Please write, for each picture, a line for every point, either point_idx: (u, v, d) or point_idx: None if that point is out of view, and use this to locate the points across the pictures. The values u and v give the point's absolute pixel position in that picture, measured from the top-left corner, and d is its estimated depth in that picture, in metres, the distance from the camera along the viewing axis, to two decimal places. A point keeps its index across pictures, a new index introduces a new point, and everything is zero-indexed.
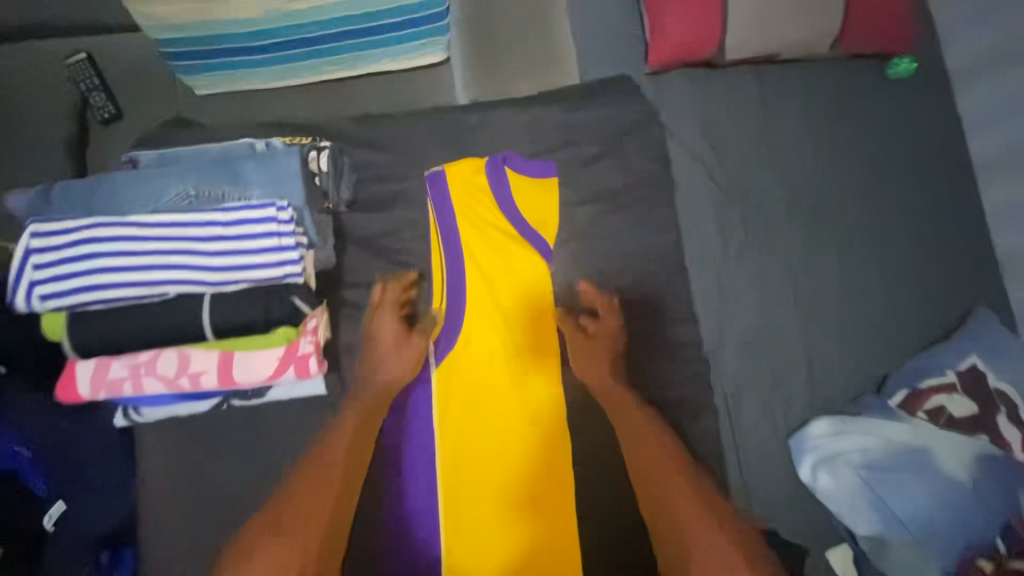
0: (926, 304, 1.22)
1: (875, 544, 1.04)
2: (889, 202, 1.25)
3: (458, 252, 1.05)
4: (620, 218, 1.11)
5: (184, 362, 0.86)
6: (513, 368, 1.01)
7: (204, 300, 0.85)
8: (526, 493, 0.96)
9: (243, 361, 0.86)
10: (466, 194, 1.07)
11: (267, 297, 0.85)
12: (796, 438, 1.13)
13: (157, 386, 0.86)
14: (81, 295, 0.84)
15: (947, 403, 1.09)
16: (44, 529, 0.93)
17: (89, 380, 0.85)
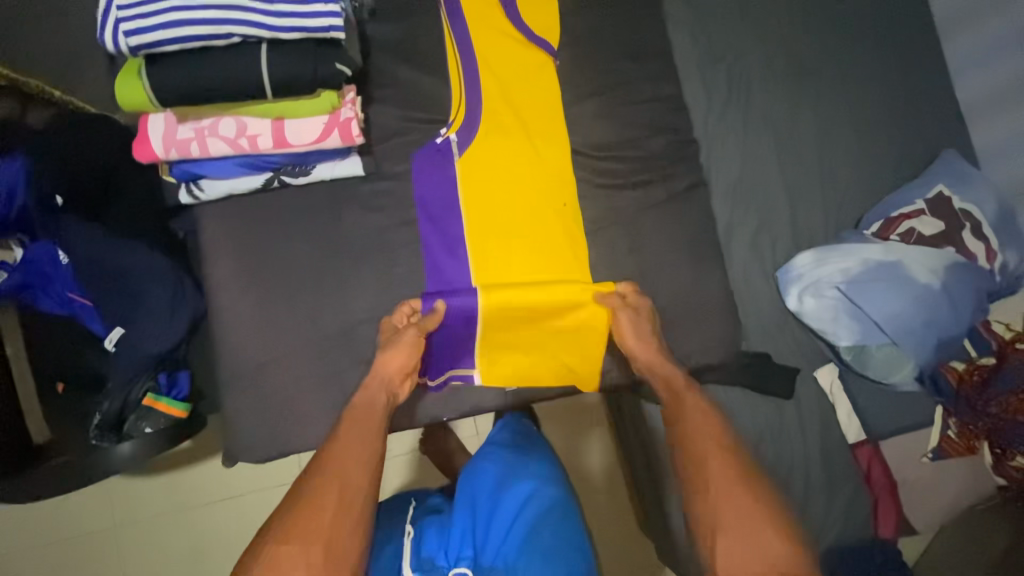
0: (895, 148, 1.33)
1: (856, 352, 1.17)
2: (859, 59, 1.36)
3: (473, 63, 1.06)
4: (614, 48, 1.13)
5: (242, 124, 0.86)
6: (532, 168, 1.06)
7: (262, 51, 0.76)
8: (556, 283, 1.04)
9: (295, 124, 0.85)
10: (472, 22, 1.07)
11: (309, 59, 0.77)
12: (782, 271, 1.22)
13: (223, 148, 0.87)
14: (159, 35, 0.74)
15: (918, 225, 1.21)
16: (108, 349, 0.95)
17: (161, 139, 0.85)
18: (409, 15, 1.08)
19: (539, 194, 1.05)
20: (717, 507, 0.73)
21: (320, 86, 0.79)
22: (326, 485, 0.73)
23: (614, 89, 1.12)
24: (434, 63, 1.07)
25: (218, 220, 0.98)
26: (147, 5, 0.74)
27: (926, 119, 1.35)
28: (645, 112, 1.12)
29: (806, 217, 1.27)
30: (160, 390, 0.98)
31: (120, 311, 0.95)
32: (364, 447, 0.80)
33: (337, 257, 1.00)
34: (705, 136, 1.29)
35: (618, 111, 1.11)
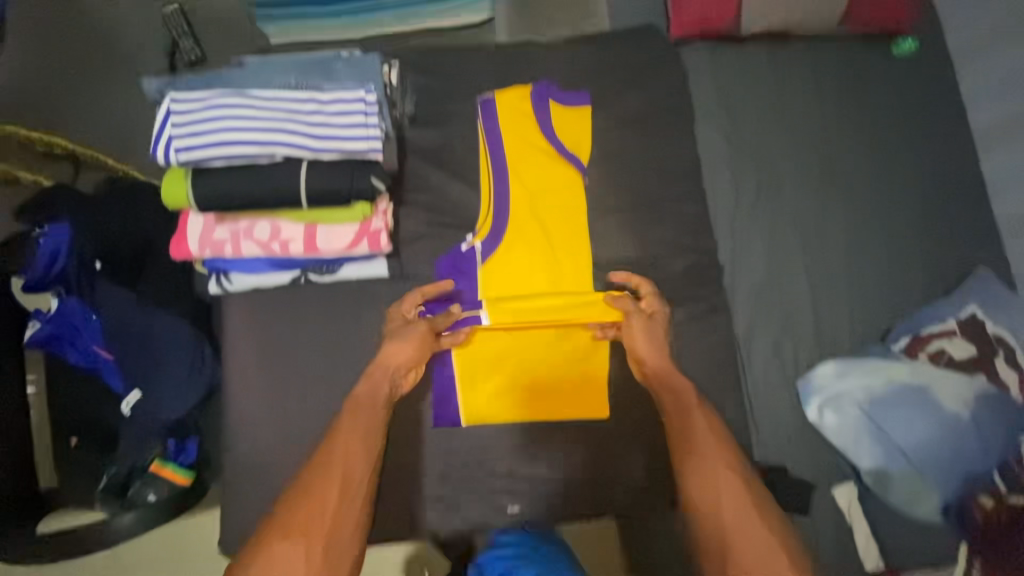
0: (925, 261, 1.31)
1: (877, 477, 1.11)
2: (892, 168, 1.35)
3: (504, 174, 1.08)
4: (644, 157, 1.17)
5: (275, 230, 0.88)
6: (551, 273, 1.06)
7: (301, 167, 0.80)
8: (570, 374, 1.08)
9: (325, 231, 0.87)
10: (504, 127, 1.10)
11: (348, 173, 0.80)
12: (803, 379, 1.19)
13: (254, 250, 0.89)
14: (209, 152, 0.80)
15: (947, 346, 1.17)
16: (122, 413, 0.97)
17: (196, 241, 0.88)
18: (448, 115, 1.14)
19: (559, 295, 1.07)
20: (731, 530, 0.81)
21: (354, 199, 0.81)
22: (327, 483, 0.81)
23: (639, 199, 1.16)
24: (468, 164, 1.13)
25: (241, 309, 1.00)
26: (201, 125, 0.80)
27: (960, 233, 1.33)
28: (666, 226, 1.16)
29: (830, 325, 1.25)
30: (168, 456, 1.00)
31: (141, 373, 0.97)
32: (363, 459, 0.85)
33: (356, 335, 1.01)
34: (730, 237, 1.28)
35: (640, 222, 1.15)
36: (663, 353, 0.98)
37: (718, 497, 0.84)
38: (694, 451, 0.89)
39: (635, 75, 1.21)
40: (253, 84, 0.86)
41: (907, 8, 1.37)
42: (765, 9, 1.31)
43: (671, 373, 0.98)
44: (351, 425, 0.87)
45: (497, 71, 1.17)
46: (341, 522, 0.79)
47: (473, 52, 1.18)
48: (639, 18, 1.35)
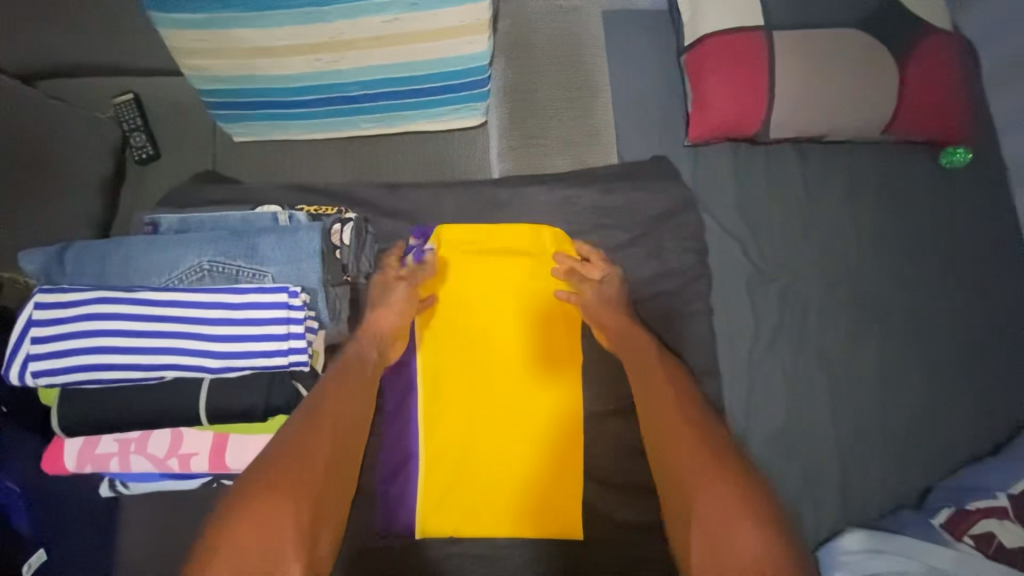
0: (970, 411, 1.14)
1: None
2: (935, 297, 1.19)
3: (462, 278, 1.02)
4: (646, 295, 1.07)
5: (176, 441, 0.78)
6: (514, 362, 0.99)
7: (203, 386, 0.74)
8: (537, 506, 0.95)
9: (236, 443, 0.78)
10: (448, 251, 1.04)
11: (266, 383, 0.75)
12: (825, 549, 1.03)
13: (145, 466, 0.77)
14: (79, 373, 0.72)
15: (997, 529, 0.97)
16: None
17: (75, 457, 0.77)
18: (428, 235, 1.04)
19: (519, 414, 0.97)
20: (690, 480, 0.69)
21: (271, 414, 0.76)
22: (319, 433, 0.72)
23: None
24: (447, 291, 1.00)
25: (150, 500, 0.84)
26: (71, 340, 0.72)
27: (1014, 377, 1.15)
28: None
29: (857, 486, 1.09)
30: None
31: (51, 531, 0.89)
32: (353, 407, 0.78)
33: None
34: (744, 373, 1.13)
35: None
36: (620, 318, 0.95)
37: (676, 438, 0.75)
38: (650, 390, 0.84)
39: (637, 207, 1.11)
40: (155, 270, 0.79)
41: (961, 117, 1.21)
42: (796, 117, 1.16)
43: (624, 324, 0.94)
44: (334, 385, 0.79)
45: (488, 190, 1.10)
46: (333, 481, 0.70)
47: (463, 184, 1.10)
48: (648, 121, 1.22)
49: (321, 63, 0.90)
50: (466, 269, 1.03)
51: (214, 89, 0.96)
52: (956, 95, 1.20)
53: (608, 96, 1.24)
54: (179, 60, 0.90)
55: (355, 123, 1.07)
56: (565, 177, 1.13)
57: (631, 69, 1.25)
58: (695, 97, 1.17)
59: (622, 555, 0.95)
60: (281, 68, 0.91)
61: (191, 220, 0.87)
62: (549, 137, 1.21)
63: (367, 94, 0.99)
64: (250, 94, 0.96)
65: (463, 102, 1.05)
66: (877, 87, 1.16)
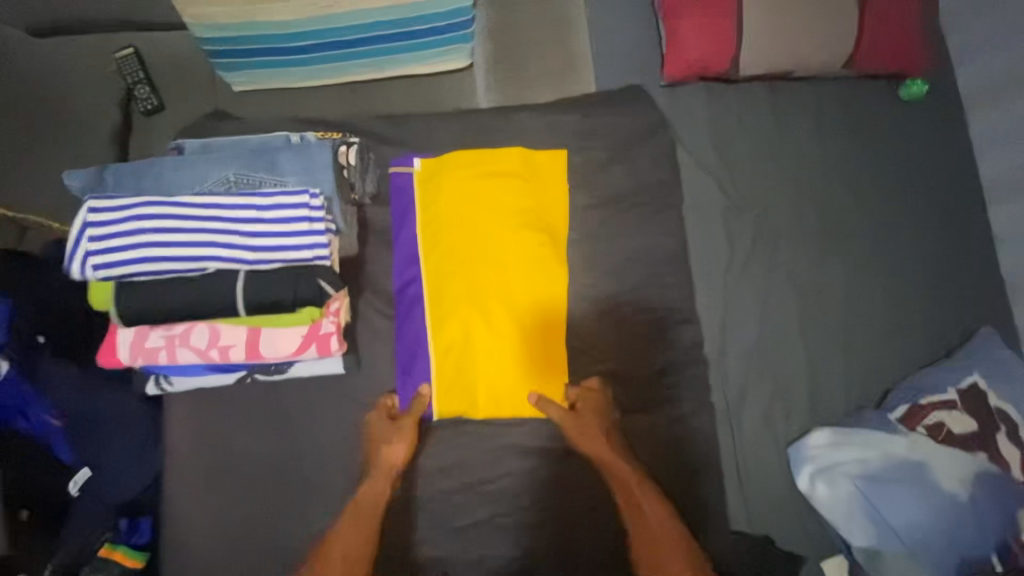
0: (930, 323, 1.24)
1: (871, 558, 1.05)
2: (896, 222, 1.28)
3: (456, 200, 1.07)
4: (627, 224, 1.15)
5: (215, 335, 0.85)
6: (507, 274, 1.05)
7: (239, 278, 0.78)
8: (543, 389, 1.05)
9: (270, 335, 0.84)
10: (444, 172, 1.09)
11: (292, 277, 0.78)
12: (795, 447, 1.14)
13: (191, 357, 0.85)
14: (131, 266, 0.76)
15: (946, 419, 1.11)
16: (67, 494, 0.95)
17: (127, 349, 0.84)
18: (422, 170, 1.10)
19: (522, 311, 1.05)
20: None
21: (300, 305, 0.79)
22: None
23: (619, 263, 1.14)
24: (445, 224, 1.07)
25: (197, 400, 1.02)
26: (121, 237, 0.76)
27: (964, 291, 1.26)
28: (646, 293, 1.14)
29: (824, 392, 1.19)
30: (117, 538, 0.98)
31: (91, 452, 0.97)
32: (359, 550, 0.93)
33: None
34: (721, 295, 1.22)
35: (619, 291, 1.13)
36: (606, 445, 1.01)
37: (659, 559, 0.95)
38: (632, 512, 0.98)
39: (616, 145, 1.18)
40: (188, 183, 0.85)
41: (917, 51, 1.29)
42: (764, 53, 1.23)
43: (609, 458, 1.01)
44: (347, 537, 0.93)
45: (477, 130, 1.16)
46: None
47: (452, 126, 1.16)
48: (626, 64, 1.29)
49: (316, 6, 0.97)
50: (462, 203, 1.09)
51: (215, 37, 1.02)
52: (912, 31, 1.28)
53: (587, 39, 1.30)
54: (179, 6, 0.96)
55: (349, 69, 1.13)
56: (548, 116, 1.18)
57: (608, 14, 1.30)
58: (669, 36, 1.24)
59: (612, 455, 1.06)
60: (279, 12, 0.97)
61: (214, 143, 0.94)
62: (533, 75, 1.27)
63: (360, 38, 1.05)
64: (249, 40, 1.03)
65: (449, 43, 1.11)
66: (839, 23, 1.23)
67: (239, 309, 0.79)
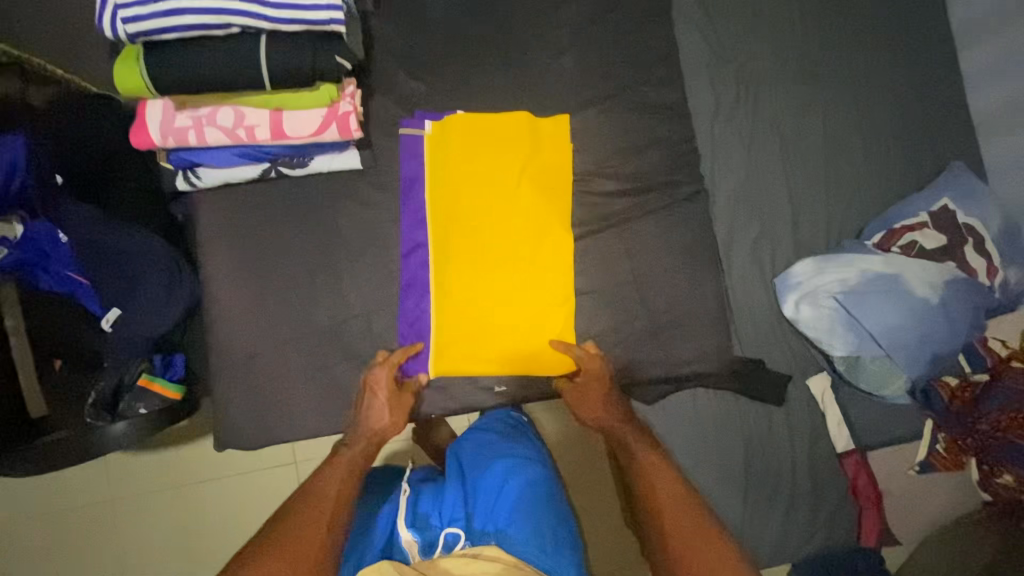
0: (904, 157, 1.31)
1: (850, 362, 1.16)
2: (872, 65, 1.33)
3: (459, 159, 1.06)
4: (625, 51, 1.14)
5: (239, 115, 0.90)
6: (506, 236, 1.06)
7: (261, 41, 0.81)
8: (522, 353, 1.06)
9: (293, 117, 0.89)
10: (455, 135, 1.06)
11: (310, 50, 0.82)
12: (782, 277, 1.22)
13: (219, 138, 0.91)
14: (158, 21, 0.79)
15: (919, 238, 1.20)
16: (101, 330, 0.96)
17: (159, 129, 0.89)
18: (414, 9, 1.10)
19: (514, 278, 1.06)
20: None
21: (320, 78, 0.84)
22: (315, 510, 0.81)
23: (616, 94, 1.13)
24: (442, 63, 1.09)
25: (214, 208, 1.00)
26: None
27: (936, 130, 1.33)
28: (650, 117, 1.13)
29: (806, 226, 1.27)
30: (155, 371, 0.98)
31: (118, 291, 0.96)
32: (343, 491, 0.87)
33: (326, 255, 1.02)
34: (709, 138, 1.28)
35: (621, 116, 1.13)
36: (602, 413, 1.01)
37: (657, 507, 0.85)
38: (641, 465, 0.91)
39: None
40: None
41: None
42: None
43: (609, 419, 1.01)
44: (332, 475, 0.89)
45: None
46: (339, 510, 0.83)
47: None
48: None
49: None
50: (455, 41, 1.10)
51: None
52: None
53: None
54: None
55: None
56: None
57: None
58: None
59: (613, 278, 1.11)
60: None
61: None
62: None
63: None
64: None
65: None
66: None
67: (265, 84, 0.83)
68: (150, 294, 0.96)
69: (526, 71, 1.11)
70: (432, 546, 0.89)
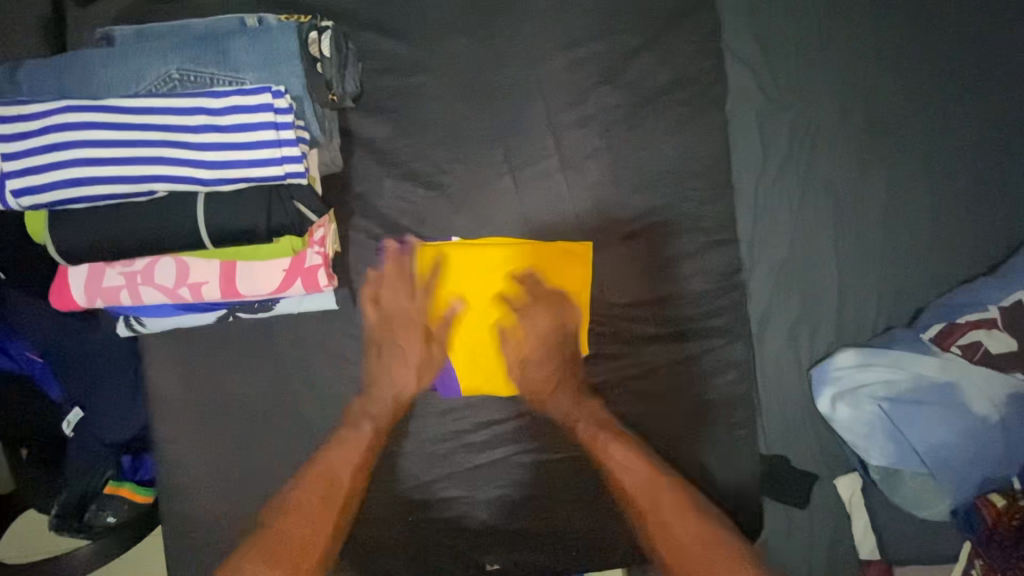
0: (978, 232, 1.14)
1: (885, 474, 1.05)
2: (954, 122, 1.13)
3: (452, 278, 0.96)
4: (656, 120, 1.02)
5: (183, 271, 0.77)
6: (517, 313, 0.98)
7: (198, 199, 0.70)
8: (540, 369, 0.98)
9: (248, 271, 0.77)
10: (448, 261, 0.96)
11: (266, 200, 0.70)
12: (818, 368, 1.09)
13: (157, 297, 0.78)
14: (62, 191, 0.68)
15: (984, 339, 1.05)
16: (63, 434, 0.87)
17: (84, 290, 0.77)
18: (417, 91, 0.98)
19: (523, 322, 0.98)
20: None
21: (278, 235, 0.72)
22: (317, 493, 0.87)
23: (641, 170, 1.01)
24: (441, 163, 0.98)
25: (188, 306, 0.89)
26: (46, 154, 0.67)
27: (1021, 199, 1.14)
28: (678, 219, 1.01)
29: (855, 311, 1.12)
30: (122, 475, 0.93)
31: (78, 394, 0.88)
32: (352, 460, 0.91)
33: (313, 351, 0.94)
34: (751, 219, 1.11)
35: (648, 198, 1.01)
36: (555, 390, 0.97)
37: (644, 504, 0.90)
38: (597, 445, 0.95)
39: (648, 30, 1.03)
40: (115, 83, 0.72)
41: None
42: None
43: (585, 401, 0.97)
44: (338, 447, 0.91)
45: (481, 27, 0.99)
46: (345, 484, 0.89)
47: (452, 13, 0.99)
48: None
49: None
50: (462, 131, 0.98)
51: None
52: None
53: None
54: None
55: None
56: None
57: None
58: None
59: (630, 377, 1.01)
60: None
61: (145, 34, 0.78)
62: None
63: None
64: None
65: None
66: None
67: (206, 245, 0.72)
68: (116, 397, 0.88)
69: (540, 168, 0.99)
70: None
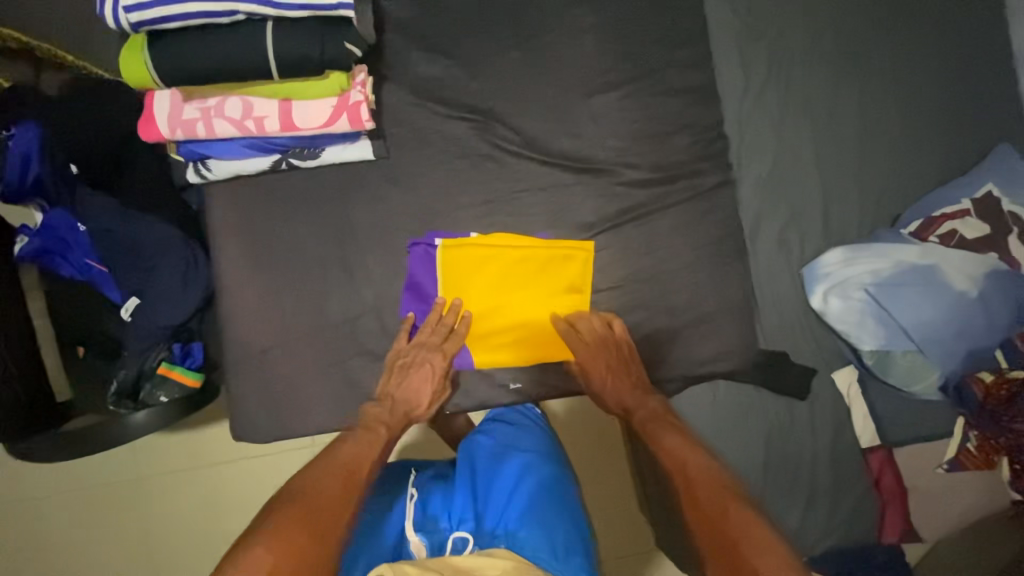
0: (948, 138, 1.23)
1: (878, 357, 1.12)
2: (917, 40, 1.24)
3: (476, 274, 1.04)
4: (646, 33, 1.11)
5: (248, 106, 0.89)
6: (526, 314, 1.06)
7: (267, 27, 0.82)
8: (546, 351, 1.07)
9: (302, 107, 0.89)
10: (466, 257, 1.03)
11: (320, 37, 0.82)
12: (809, 267, 1.16)
13: (228, 129, 0.90)
14: (163, 9, 0.80)
15: (960, 227, 1.15)
16: (123, 318, 0.98)
17: (166, 120, 0.89)
18: None
19: (524, 330, 1.06)
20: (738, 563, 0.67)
21: (328, 66, 0.84)
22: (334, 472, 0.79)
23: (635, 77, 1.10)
24: (449, 73, 1.06)
25: (224, 201, 0.99)
26: None
27: (984, 107, 1.24)
28: (671, 101, 1.10)
29: (839, 212, 1.20)
30: (174, 359, 1.02)
31: (136, 280, 0.97)
32: (369, 458, 0.85)
33: (335, 248, 1.01)
34: (736, 120, 1.21)
35: (641, 102, 1.10)
36: (617, 385, 1.02)
37: (692, 483, 0.80)
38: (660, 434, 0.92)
39: None
40: None
41: None
42: None
43: (645, 396, 1.00)
44: (356, 443, 0.86)
45: None
46: (358, 472, 0.81)
47: None
48: None
49: None
50: (471, 25, 1.07)
51: None
52: None
53: None
54: None
55: None
56: None
57: None
58: None
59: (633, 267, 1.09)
60: None
61: None
62: None
63: None
64: None
65: None
66: None
67: (272, 73, 0.84)
68: (165, 282, 0.98)
69: (546, 52, 1.07)
70: (439, 549, 0.88)
